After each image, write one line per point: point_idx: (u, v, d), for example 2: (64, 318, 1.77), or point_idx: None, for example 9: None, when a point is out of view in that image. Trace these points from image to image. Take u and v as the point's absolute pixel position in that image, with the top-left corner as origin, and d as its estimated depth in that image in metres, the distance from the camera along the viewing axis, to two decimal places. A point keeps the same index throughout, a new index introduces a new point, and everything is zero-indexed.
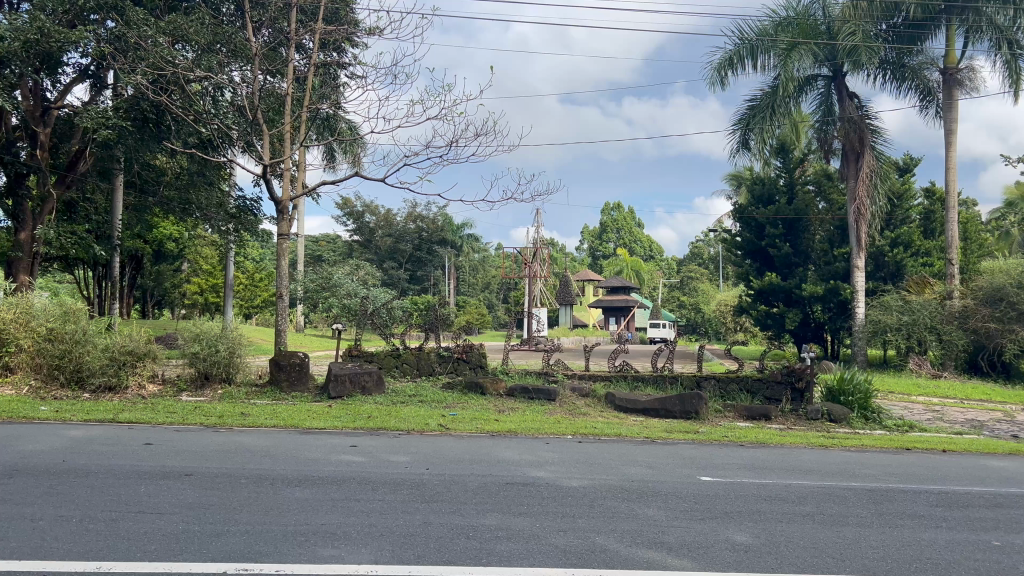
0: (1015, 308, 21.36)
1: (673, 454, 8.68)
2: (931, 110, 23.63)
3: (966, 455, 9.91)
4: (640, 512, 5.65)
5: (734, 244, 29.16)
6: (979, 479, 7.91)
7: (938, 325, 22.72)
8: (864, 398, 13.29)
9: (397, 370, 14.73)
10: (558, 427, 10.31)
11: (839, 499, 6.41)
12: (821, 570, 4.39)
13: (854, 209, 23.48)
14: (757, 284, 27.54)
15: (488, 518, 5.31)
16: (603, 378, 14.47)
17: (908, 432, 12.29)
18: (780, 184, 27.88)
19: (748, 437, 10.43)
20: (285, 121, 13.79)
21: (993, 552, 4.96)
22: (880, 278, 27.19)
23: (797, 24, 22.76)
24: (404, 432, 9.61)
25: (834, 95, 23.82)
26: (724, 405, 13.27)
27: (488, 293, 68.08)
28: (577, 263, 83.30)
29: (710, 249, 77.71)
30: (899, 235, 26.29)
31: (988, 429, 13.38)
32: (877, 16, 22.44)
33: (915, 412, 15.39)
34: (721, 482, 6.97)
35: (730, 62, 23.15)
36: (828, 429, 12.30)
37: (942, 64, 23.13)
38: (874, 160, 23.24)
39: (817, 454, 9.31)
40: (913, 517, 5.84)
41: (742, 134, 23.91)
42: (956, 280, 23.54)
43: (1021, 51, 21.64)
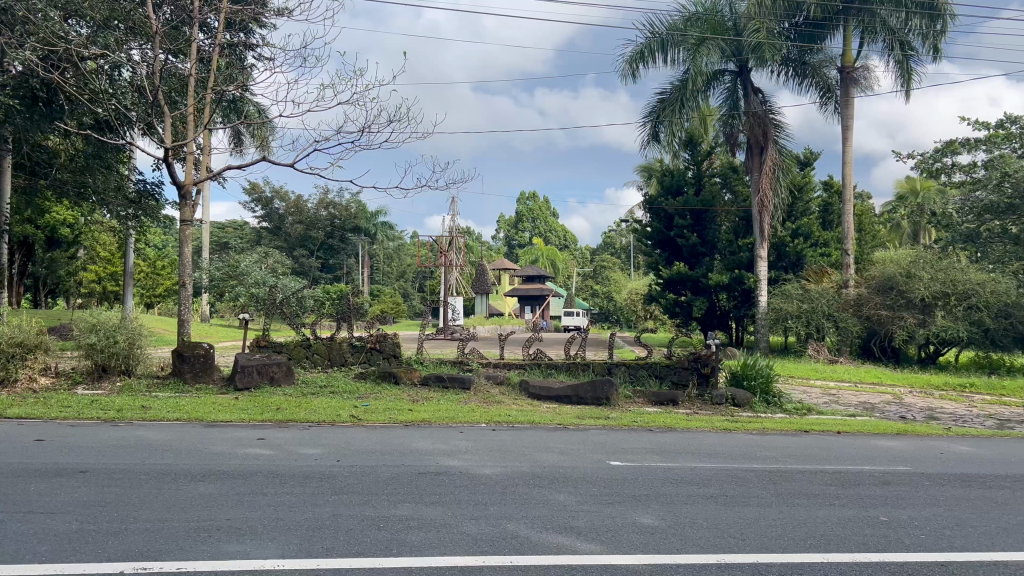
0: (904, 296, 22.49)
1: (585, 440, 8.82)
2: (831, 106, 24.75)
3: (858, 436, 10.45)
4: (551, 497, 5.73)
5: (644, 234, 29.77)
6: (869, 458, 8.35)
7: (835, 313, 23.87)
8: (766, 382, 13.83)
9: (308, 361, 14.41)
10: (471, 416, 10.34)
11: (740, 481, 6.65)
12: (723, 550, 4.55)
13: (757, 200, 24.35)
14: (666, 273, 28.18)
15: (399, 508, 5.27)
16: (518, 366, 14.57)
17: (806, 415, 12.86)
18: (688, 176, 28.59)
19: (657, 422, 10.73)
20: (188, 103, 13.26)
21: (880, 527, 5.25)
22: (782, 267, 28.17)
23: (706, 20, 23.34)
24: (315, 424, 9.45)
25: (740, 90, 24.56)
26: (634, 391, 13.56)
27: (403, 282, 67.55)
28: (492, 252, 83.49)
29: (622, 238, 79.20)
30: (801, 227, 27.39)
31: (879, 411, 14.14)
32: (780, 15, 23.22)
33: (813, 396, 16.13)
34: (630, 467, 7.14)
35: (641, 55, 23.53)
36: (732, 413, 12.75)
37: (840, 63, 24.13)
38: (776, 155, 24.10)
39: (722, 437, 9.64)
40: (809, 496, 6.12)
41: (652, 126, 24.39)
42: (852, 270, 24.74)
43: (912, 53, 22.94)
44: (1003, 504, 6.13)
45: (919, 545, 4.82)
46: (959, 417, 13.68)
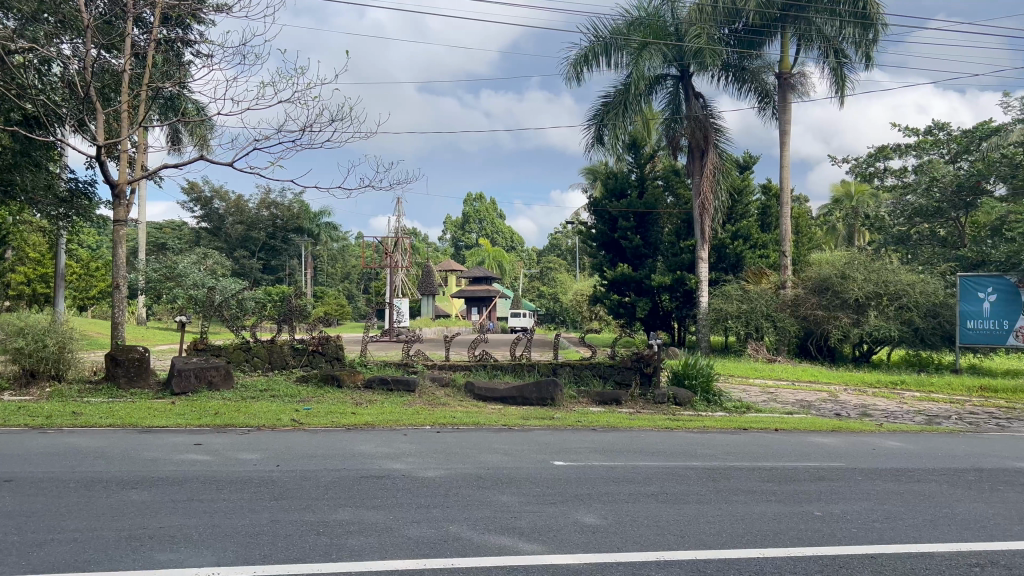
0: (839, 296, 23.16)
1: (529, 441, 8.85)
2: (768, 111, 25.31)
3: (795, 433, 10.71)
4: (494, 499, 5.73)
5: (589, 235, 30.06)
6: (805, 454, 8.58)
7: (773, 313, 24.42)
8: (706, 381, 14.08)
9: (247, 364, 14.14)
10: (416, 418, 10.28)
11: (681, 479, 6.76)
12: (662, 548, 4.61)
13: (698, 203, 24.81)
14: (610, 275, 28.48)
15: (340, 513, 5.21)
16: (463, 368, 14.53)
17: (745, 413, 13.14)
18: (632, 178, 28.94)
19: (600, 421, 10.82)
20: (122, 99, 12.87)
21: (814, 522, 5.38)
22: (722, 268, 28.70)
23: (648, 25, 23.61)
24: (255, 428, 9.27)
25: (681, 94, 24.94)
26: (578, 392, 13.65)
27: (347, 283, 66.82)
28: (438, 253, 83.20)
29: (567, 239, 79.67)
30: (740, 229, 27.96)
31: (815, 408, 14.56)
32: (719, 21, 23.65)
33: (753, 395, 16.48)
34: (572, 466, 7.20)
35: (585, 58, 23.74)
36: (673, 412, 12.98)
37: (778, 69, 24.71)
38: (716, 158, 24.59)
39: (663, 436, 9.78)
40: (745, 493, 6.25)
41: (596, 128, 24.64)
42: (789, 272, 25.33)
43: (845, 61, 23.68)
44: (929, 497, 6.35)
45: (850, 538, 4.97)
46: (891, 414, 14.15)
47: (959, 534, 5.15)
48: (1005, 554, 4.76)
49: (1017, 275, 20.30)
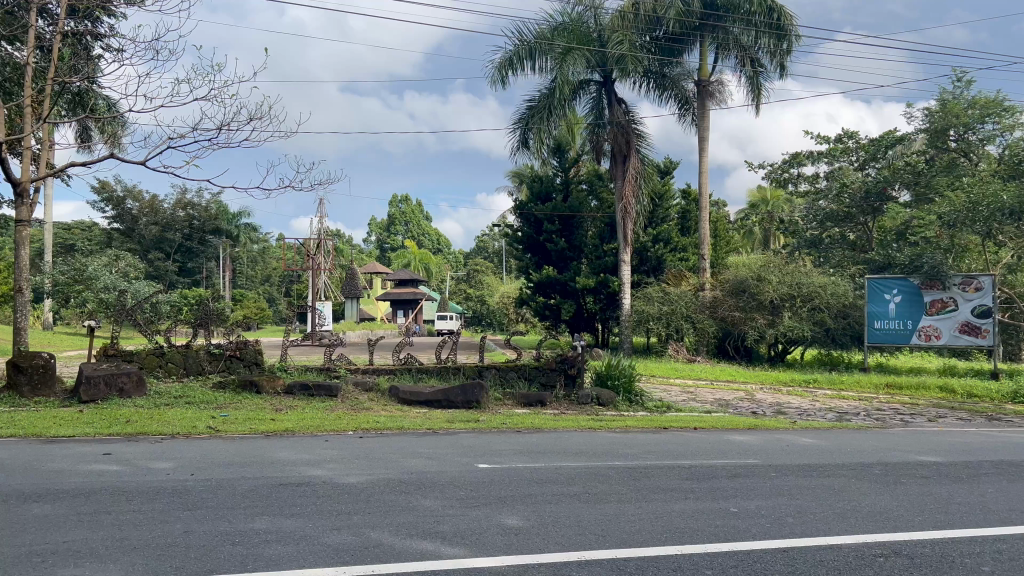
0: (755, 298, 23.87)
1: (453, 444, 8.82)
2: (688, 117, 25.94)
3: (713, 431, 10.97)
4: (416, 504, 5.69)
5: (515, 238, 30.21)
6: (722, 452, 8.81)
7: (692, 315, 25.01)
8: (628, 381, 14.31)
9: (160, 370, 13.65)
10: (337, 424, 10.11)
11: (603, 478, 6.85)
12: (583, 548, 4.66)
13: (621, 207, 25.23)
14: (535, 277, 28.67)
15: (256, 522, 5.08)
16: (387, 372, 14.35)
17: (666, 412, 13.41)
18: (556, 182, 29.17)
19: (524, 423, 10.87)
20: (25, 95, 12.20)
21: (729, 518, 5.53)
22: (644, 271, 29.23)
23: (571, 30, 23.84)
24: (169, 437, 8.96)
25: (604, 100, 25.28)
26: (504, 394, 13.70)
27: (268, 286, 65.31)
28: (362, 256, 82.17)
29: (494, 242, 79.82)
30: (661, 232, 28.54)
31: (733, 407, 14.96)
32: (640, 28, 24.09)
33: (674, 394, 16.84)
34: (496, 469, 7.21)
35: (510, 62, 23.81)
36: (596, 412, 13.15)
37: (697, 76, 25.34)
38: (638, 163, 25.06)
39: (586, 436, 9.88)
40: (666, 491, 6.37)
41: (521, 132, 24.78)
42: (707, 274, 25.95)
43: (761, 70, 24.53)
44: (839, 491, 6.60)
45: (763, 533, 5.12)
46: (804, 411, 14.66)
47: (865, 526, 5.37)
48: (908, 543, 4.99)
49: (920, 278, 21.32)
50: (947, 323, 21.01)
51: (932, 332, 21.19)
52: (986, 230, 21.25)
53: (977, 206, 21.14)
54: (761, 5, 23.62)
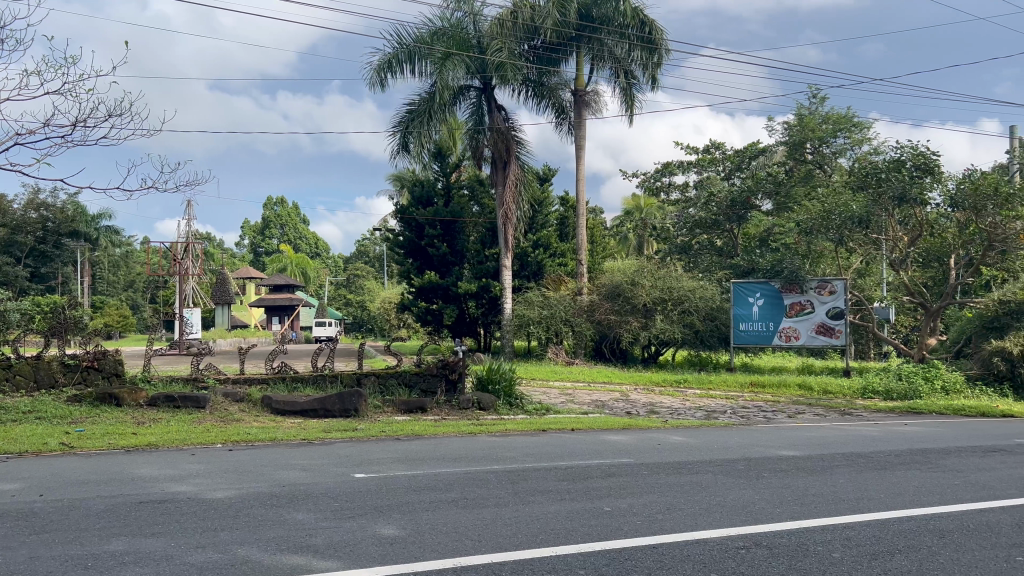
0: (630, 302, 24.61)
1: (329, 454, 8.61)
2: (565, 126, 26.48)
3: (590, 432, 11.23)
4: (287, 517, 5.51)
5: (396, 242, 29.84)
6: (599, 452, 9.02)
7: (571, 318, 25.54)
8: (508, 385, 14.44)
9: (7, 385, 12.62)
10: (204, 436, 9.67)
11: (480, 483, 6.87)
12: (459, 554, 4.65)
13: (502, 213, 25.44)
14: (417, 282, 28.46)
15: (113, 543, 4.79)
16: (260, 382, 13.81)
17: (544, 415, 13.62)
18: (438, 187, 29.15)
19: (404, 430, 10.75)
20: None
21: (603, 517, 5.67)
22: (524, 276, 29.54)
23: (451, 36, 23.87)
24: (15, 456, 8.29)
25: (484, 106, 25.42)
26: (384, 401, 13.50)
27: (131, 293, 61.84)
28: (234, 260, 79.00)
29: (375, 246, 78.65)
30: (540, 238, 28.98)
31: (609, 408, 15.35)
32: (518, 37, 24.34)
33: (552, 397, 17.17)
34: (373, 478, 7.09)
35: (389, 65, 23.60)
36: (477, 417, 13.18)
37: (574, 86, 25.90)
38: (518, 170, 25.36)
39: (466, 441, 9.88)
40: (542, 493, 6.46)
41: (401, 136, 24.55)
42: (585, 278, 26.50)
43: (635, 82, 25.36)
44: (705, 487, 6.89)
45: (634, 531, 5.27)
46: (675, 410, 15.24)
47: (727, 520, 5.64)
48: (766, 535, 5.27)
49: (780, 282, 22.64)
50: (805, 324, 22.39)
51: (792, 333, 22.53)
52: (838, 237, 22.74)
53: (830, 214, 22.66)
54: (634, 18, 24.52)
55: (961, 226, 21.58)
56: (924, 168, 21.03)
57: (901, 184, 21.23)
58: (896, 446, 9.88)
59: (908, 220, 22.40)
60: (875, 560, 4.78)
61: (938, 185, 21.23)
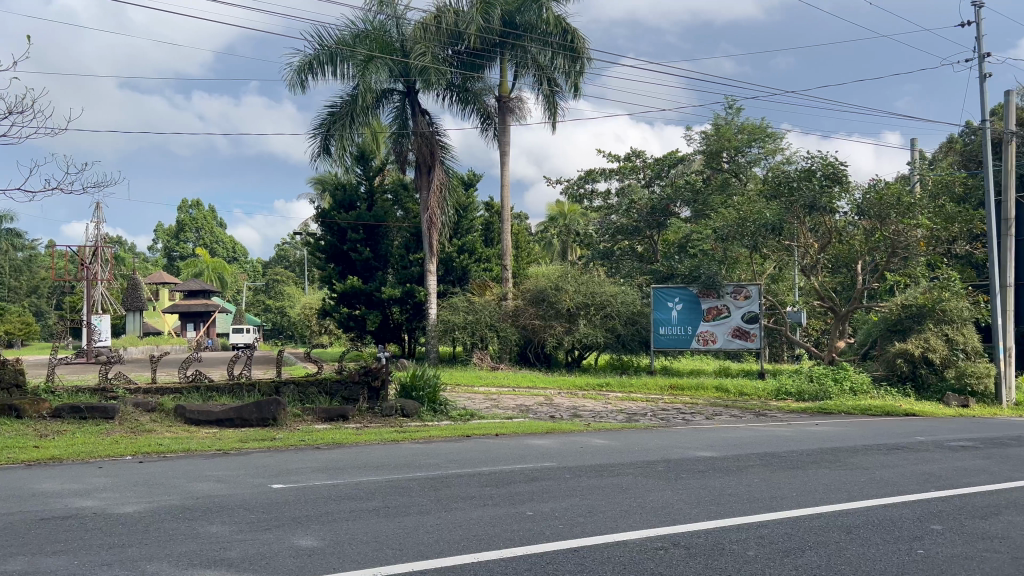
0: (554, 307, 24.81)
1: (246, 465, 8.38)
2: (489, 132, 26.51)
3: (513, 437, 11.25)
4: (200, 530, 5.34)
5: (317, 247, 29.26)
6: (522, 457, 9.05)
7: (495, 324, 25.59)
8: (433, 391, 14.32)
9: None
10: (113, 448, 9.29)
11: (402, 491, 6.79)
12: (379, 563, 4.59)
13: (426, 218, 25.31)
14: (338, 287, 28.01)
15: (11, 563, 4.54)
16: (173, 391, 13.33)
17: (468, 421, 13.58)
18: (360, 191, 28.77)
19: (324, 439, 10.54)
20: None
21: (524, 522, 5.69)
22: (449, 282, 29.41)
23: (373, 38, 23.63)
24: None
25: (407, 110, 25.22)
26: (303, 409, 13.22)
27: (34, 299, 58.88)
28: (146, 265, 76.14)
29: (296, 251, 77.09)
30: (465, 243, 28.92)
31: (533, 413, 15.41)
32: (441, 42, 24.29)
33: (476, 402, 17.13)
34: (291, 488, 6.93)
35: (309, 66, 23.19)
36: (399, 424, 13.03)
37: (498, 92, 25.98)
38: (443, 174, 25.28)
39: (388, 449, 9.75)
40: (464, 500, 6.44)
41: (322, 138, 24.18)
42: (510, 284, 26.56)
43: (558, 90, 25.57)
44: (626, 489, 7.00)
45: (556, 535, 5.31)
46: (597, 414, 15.41)
47: (646, 522, 5.73)
48: (684, 535, 5.37)
49: (698, 287, 23.22)
50: (721, 328, 23.08)
51: (709, 337, 23.16)
52: (752, 244, 23.47)
53: (745, 222, 23.38)
54: (557, 26, 24.80)
55: (867, 234, 22.58)
56: (832, 177, 21.97)
57: (812, 193, 22.14)
58: (807, 446, 10.25)
59: (818, 228, 23.29)
60: (787, 557, 4.93)
61: (845, 195, 22.20)
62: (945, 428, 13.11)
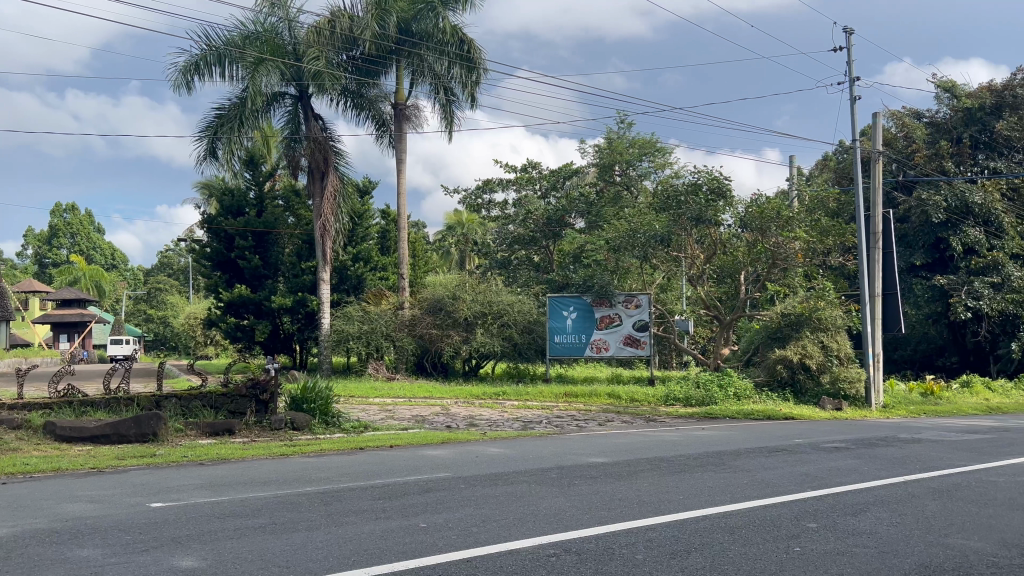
0: (451, 315, 24.78)
1: (122, 484, 7.94)
2: (385, 140, 26.23)
3: (408, 448, 11.14)
4: (70, 555, 5.01)
5: (202, 254, 28.14)
6: (416, 468, 8.97)
7: (392, 333, 25.30)
8: (325, 403, 14.00)
9: None
10: None
11: (291, 506, 6.60)
12: None
13: (319, 225, 24.78)
14: (225, 296, 27.02)
15: None
16: (42, 407, 12.52)
17: (362, 433, 13.35)
18: (250, 196, 27.94)
19: (209, 454, 10.13)
20: None
21: (417, 534, 5.64)
22: (343, 290, 28.87)
23: (264, 40, 23.10)
24: None
25: (300, 115, 24.69)
26: (187, 424, 12.68)
27: None
28: (14, 273, 71.20)
29: (181, 258, 73.92)
30: (360, 251, 28.50)
31: (428, 423, 15.31)
32: (336, 47, 23.95)
33: (370, 413, 16.88)
34: (171, 506, 6.62)
35: (196, 66, 22.36)
36: (289, 438, 12.68)
37: (393, 99, 25.75)
38: (337, 181, 24.84)
39: (277, 463, 9.46)
40: (356, 513, 6.32)
41: (209, 141, 23.34)
42: (406, 292, 26.34)
43: (454, 99, 25.59)
44: (519, 497, 7.04)
45: (449, 546, 5.29)
46: (493, 423, 15.46)
47: (539, 529, 5.79)
48: (575, 541, 5.45)
49: (592, 296, 23.68)
50: (613, 336, 23.62)
51: (602, 345, 23.66)
52: (643, 255, 24.15)
53: (636, 233, 24.05)
54: (453, 36, 24.81)
55: (749, 245, 23.64)
56: (717, 192, 22.99)
57: (698, 206, 23.04)
58: (694, 450, 10.61)
59: (704, 239, 24.22)
60: (673, 558, 5.08)
61: (729, 208, 23.21)
62: (820, 430, 13.87)
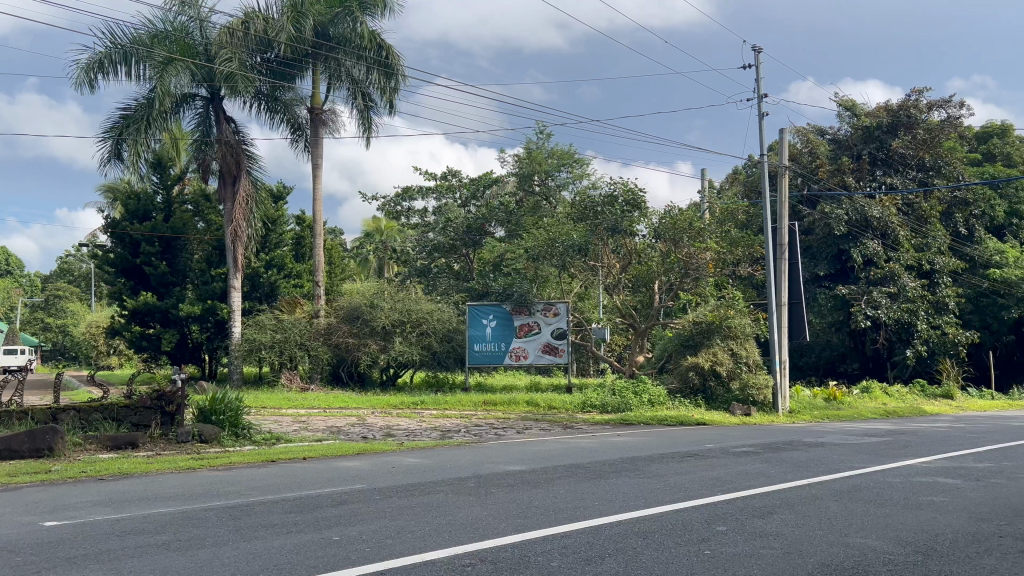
0: (368, 324, 24.46)
1: (13, 502, 7.49)
2: (300, 144, 25.76)
3: (322, 459, 10.92)
4: None
5: (104, 260, 26.94)
6: (330, 480, 8.80)
7: (306, 342, 24.79)
8: (234, 415, 13.55)
9: None
10: None
11: (198, 522, 6.37)
12: None
13: (230, 231, 24.09)
14: (130, 304, 25.96)
15: None
16: None
17: (274, 444, 13.01)
18: (157, 201, 26.98)
19: (110, 469, 9.68)
20: None
21: (330, 547, 5.52)
22: (256, 298, 28.13)
23: (174, 40, 22.42)
24: None
25: (211, 117, 24.00)
26: (85, 437, 12.11)
27: None
28: None
29: (82, 264, 70.57)
30: (273, 258, 27.84)
31: (344, 433, 15.03)
32: (249, 48, 23.41)
33: (284, 424, 16.47)
34: (67, 525, 6.30)
35: (99, 65, 21.46)
36: (196, 451, 12.24)
37: (309, 103, 25.31)
38: (249, 185, 24.23)
39: (183, 478, 9.12)
40: (266, 528, 6.15)
41: (113, 142, 22.43)
42: (322, 300, 25.87)
43: (372, 105, 25.33)
44: (435, 507, 6.99)
45: (363, 558, 5.20)
46: (410, 432, 15.31)
47: (454, 539, 5.76)
48: (492, 550, 5.44)
49: (511, 304, 23.78)
50: (532, 344, 23.77)
51: (520, 353, 23.78)
52: (560, 263, 24.40)
53: (553, 242, 24.29)
54: (372, 41, 24.56)
55: (663, 255, 24.19)
56: (631, 203, 23.51)
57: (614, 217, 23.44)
58: (610, 456, 10.76)
59: (620, 248, 24.67)
60: (587, 565, 5.13)
61: (643, 219, 23.70)
62: (731, 435, 14.29)
